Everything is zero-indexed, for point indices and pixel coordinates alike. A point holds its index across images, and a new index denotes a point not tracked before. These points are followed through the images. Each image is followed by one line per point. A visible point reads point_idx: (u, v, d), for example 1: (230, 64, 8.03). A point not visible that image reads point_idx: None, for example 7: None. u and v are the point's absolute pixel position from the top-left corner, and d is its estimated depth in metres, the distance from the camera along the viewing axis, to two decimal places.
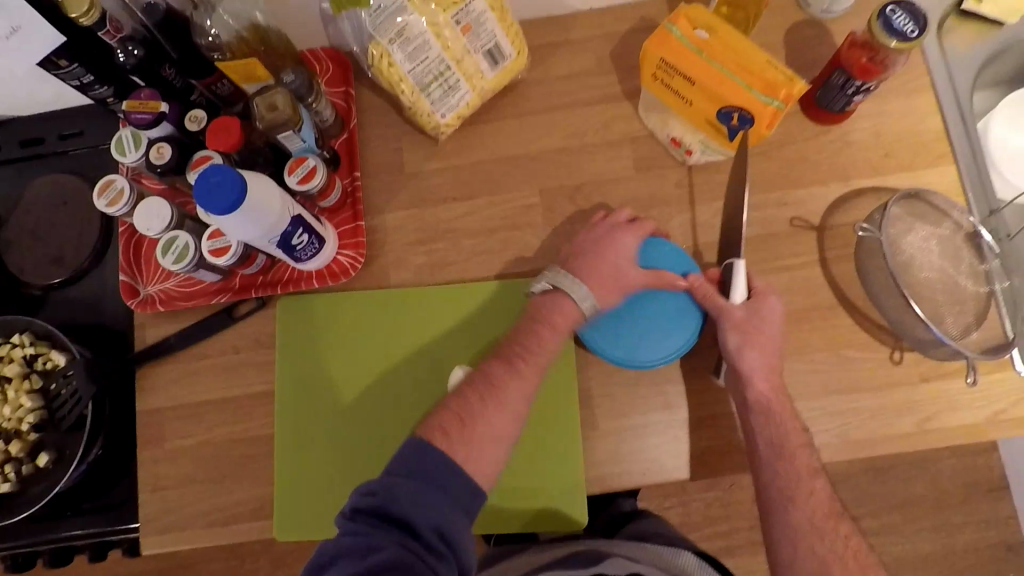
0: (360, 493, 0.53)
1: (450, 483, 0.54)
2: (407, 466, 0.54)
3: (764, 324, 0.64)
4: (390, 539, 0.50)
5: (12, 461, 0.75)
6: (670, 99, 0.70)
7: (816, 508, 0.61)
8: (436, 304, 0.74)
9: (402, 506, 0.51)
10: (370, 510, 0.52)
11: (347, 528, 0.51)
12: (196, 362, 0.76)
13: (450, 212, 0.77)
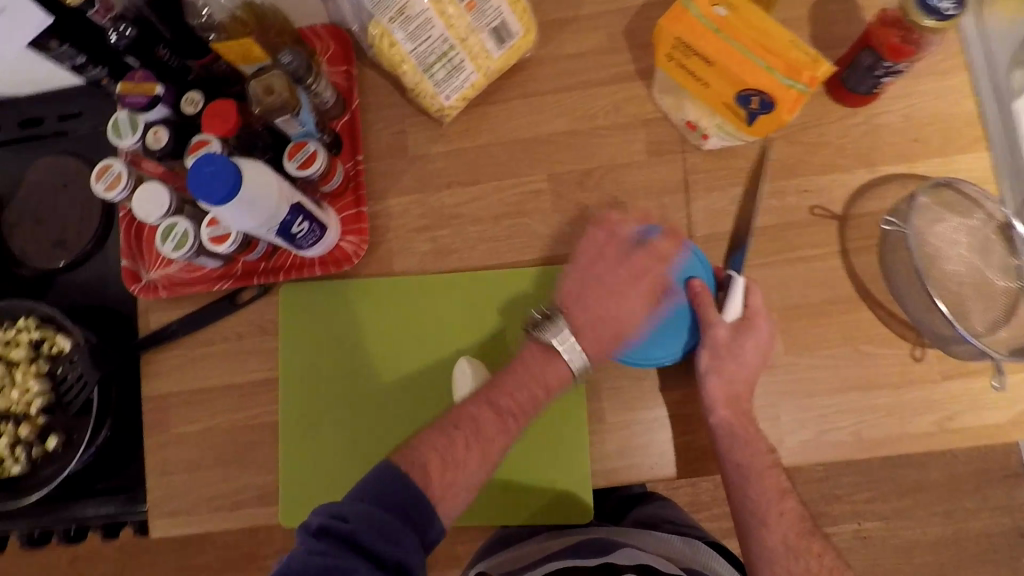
0: (331, 513, 0.51)
1: (417, 518, 0.53)
2: (378, 496, 0.53)
3: (740, 351, 0.63)
4: (357, 568, 0.48)
5: (22, 444, 0.76)
6: (684, 79, 0.66)
7: (788, 529, 0.62)
8: (444, 297, 0.72)
9: (375, 537, 0.49)
10: (339, 536, 0.49)
11: (313, 547, 0.49)
12: (199, 348, 0.76)
13: (455, 198, 0.74)
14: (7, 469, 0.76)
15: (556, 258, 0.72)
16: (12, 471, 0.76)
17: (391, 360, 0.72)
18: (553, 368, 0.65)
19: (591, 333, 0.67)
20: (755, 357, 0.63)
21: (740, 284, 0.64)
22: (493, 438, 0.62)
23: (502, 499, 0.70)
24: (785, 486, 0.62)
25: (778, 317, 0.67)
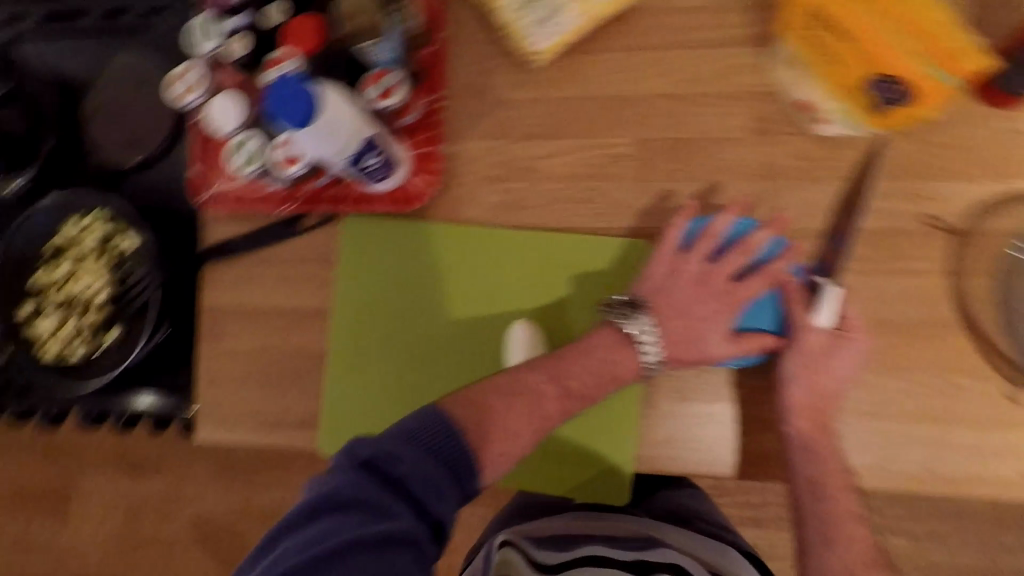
0: (381, 449, 0.50)
1: (461, 472, 0.53)
2: (428, 443, 0.52)
3: (828, 364, 0.60)
4: (403, 510, 0.47)
5: (82, 335, 0.79)
6: (815, 54, 0.61)
7: (852, 552, 0.60)
8: (509, 257, 0.69)
9: (422, 485, 0.49)
10: (387, 475, 0.49)
11: (360, 480, 0.48)
12: (258, 268, 0.76)
13: (534, 150, 0.70)
14: (66, 357, 0.78)
15: (632, 231, 0.67)
16: (71, 360, 0.78)
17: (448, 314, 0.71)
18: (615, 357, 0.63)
19: (671, 332, 0.64)
20: (841, 368, 0.60)
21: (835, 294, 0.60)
22: (545, 408, 0.62)
23: (537, 466, 0.69)
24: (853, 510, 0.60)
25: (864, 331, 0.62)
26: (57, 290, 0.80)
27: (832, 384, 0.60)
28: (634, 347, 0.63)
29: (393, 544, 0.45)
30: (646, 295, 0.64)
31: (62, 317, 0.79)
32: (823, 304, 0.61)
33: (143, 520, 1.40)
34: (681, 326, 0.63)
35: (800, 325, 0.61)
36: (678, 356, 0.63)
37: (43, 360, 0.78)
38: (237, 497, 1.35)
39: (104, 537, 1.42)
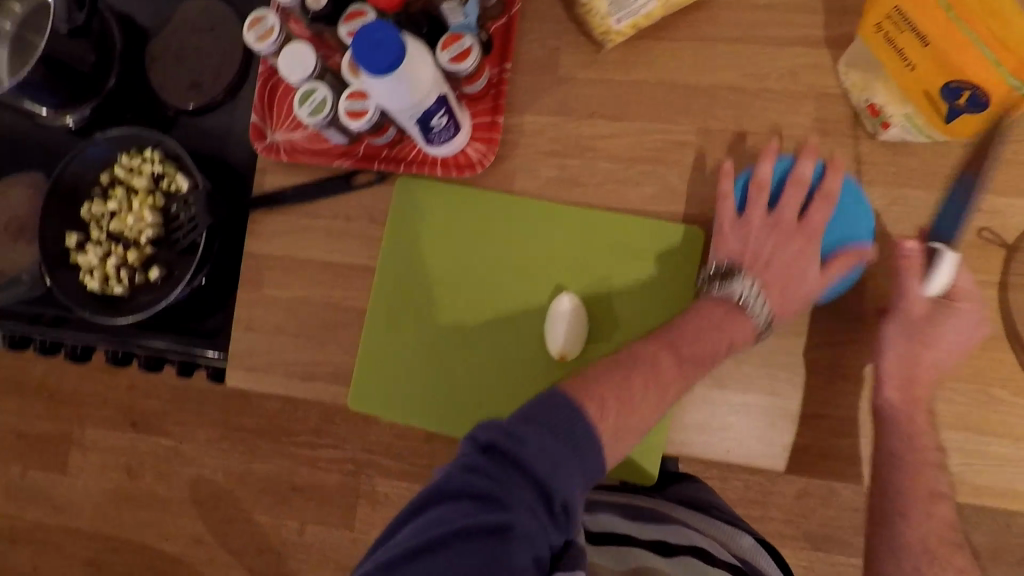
0: (499, 430, 0.50)
1: (584, 448, 0.51)
2: (546, 425, 0.50)
3: (940, 331, 0.60)
4: (519, 496, 0.47)
5: (127, 268, 0.80)
6: (887, 57, 0.59)
7: (930, 530, 0.59)
8: (561, 236, 0.70)
9: (540, 467, 0.48)
10: (508, 458, 0.49)
11: (478, 463, 0.49)
12: (307, 219, 0.76)
13: (594, 129, 0.71)
14: (110, 287, 0.80)
15: (684, 218, 0.68)
16: (113, 291, 0.80)
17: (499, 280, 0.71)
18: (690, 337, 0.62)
19: (769, 281, 0.64)
20: (951, 334, 0.60)
21: (952, 259, 0.59)
22: (665, 377, 0.61)
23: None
24: (938, 489, 0.59)
25: None
26: (106, 223, 0.81)
27: (940, 348, 0.60)
28: (739, 307, 0.63)
29: (505, 531, 0.45)
30: (731, 257, 0.64)
31: (110, 248, 0.81)
32: (937, 267, 0.59)
33: (139, 478, 1.37)
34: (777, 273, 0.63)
35: (911, 293, 0.60)
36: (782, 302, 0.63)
37: (88, 288, 0.80)
38: (239, 462, 1.34)
39: (96, 491, 1.39)
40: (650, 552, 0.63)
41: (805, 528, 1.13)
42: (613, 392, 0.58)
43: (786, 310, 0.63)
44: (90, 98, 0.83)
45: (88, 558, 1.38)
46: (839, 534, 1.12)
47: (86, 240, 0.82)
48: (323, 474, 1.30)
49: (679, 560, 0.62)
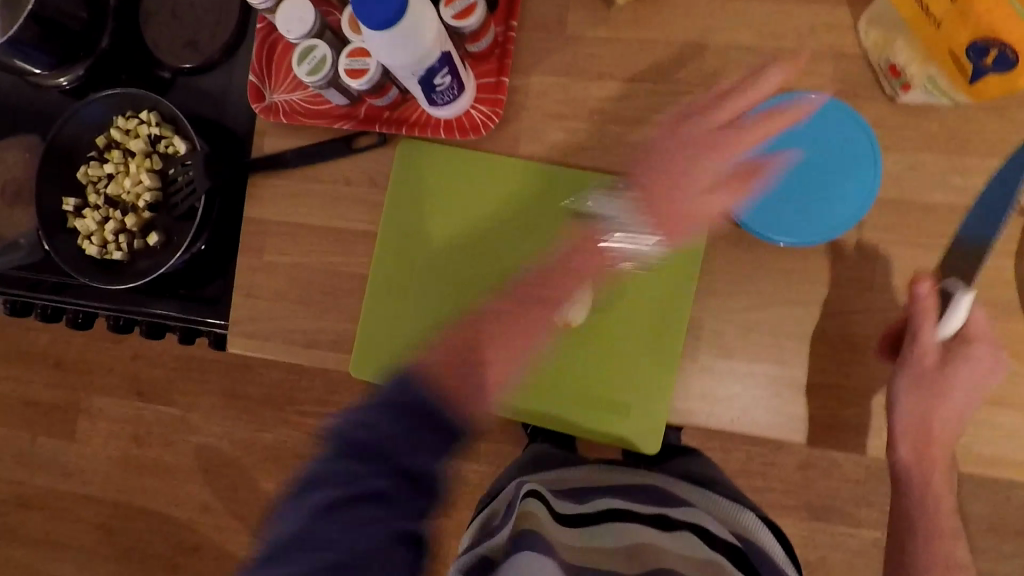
0: (355, 420, 0.53)
1: (437, 422, 0.53)
2: (403, 411, 0.53)
3: (957, 373, 0.57)
4: (381, 475, 0.51)
5: (126, 233, 0.79)
6: (911, 14, 0.57)
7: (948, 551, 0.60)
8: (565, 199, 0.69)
9: (398, 450, 0.51)
10: (361, 446, 0.51)
11: (341, 452, 0.51)
12: (307, 184, 0.75)
13: (602, 91, 0.68)
14: (108, 254, 0.79)
15: None
16: (113, 256, 0.79)
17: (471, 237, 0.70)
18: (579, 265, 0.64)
19: (651, 202, 0.63)
20: (972, 374, 0.57)
21: (967, 299, 0.55)
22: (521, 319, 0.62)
23: (561, 404, 0.69)
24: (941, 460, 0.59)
25: None
26: (104, 187, 0.80)
27: (960, 394, 0.57)
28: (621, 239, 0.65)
29: (376, 509, 0.50)
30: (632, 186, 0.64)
31: (109, 213, 0.80)
32: (954, 309, 0.55)
33: (145, 446, 1.39)
34: (659, 205, 0.63)
35: (925, 338, 0.56)
36: (652, 226, 0.64)
37: (87, 253, 0.79)
38: (244, 431, 1.35)
39: (103, 458, 1.40)
40: (649, 526, 0.62)
41: (806, 499, 1.14)
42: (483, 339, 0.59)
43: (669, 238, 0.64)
44: (84, 58, 0.80)
45: (97, 524, 1.40)
46: (838, 503, 1.12)
47: (84, 205, 0.81)
48: None
49: (677, 534, 0.60)
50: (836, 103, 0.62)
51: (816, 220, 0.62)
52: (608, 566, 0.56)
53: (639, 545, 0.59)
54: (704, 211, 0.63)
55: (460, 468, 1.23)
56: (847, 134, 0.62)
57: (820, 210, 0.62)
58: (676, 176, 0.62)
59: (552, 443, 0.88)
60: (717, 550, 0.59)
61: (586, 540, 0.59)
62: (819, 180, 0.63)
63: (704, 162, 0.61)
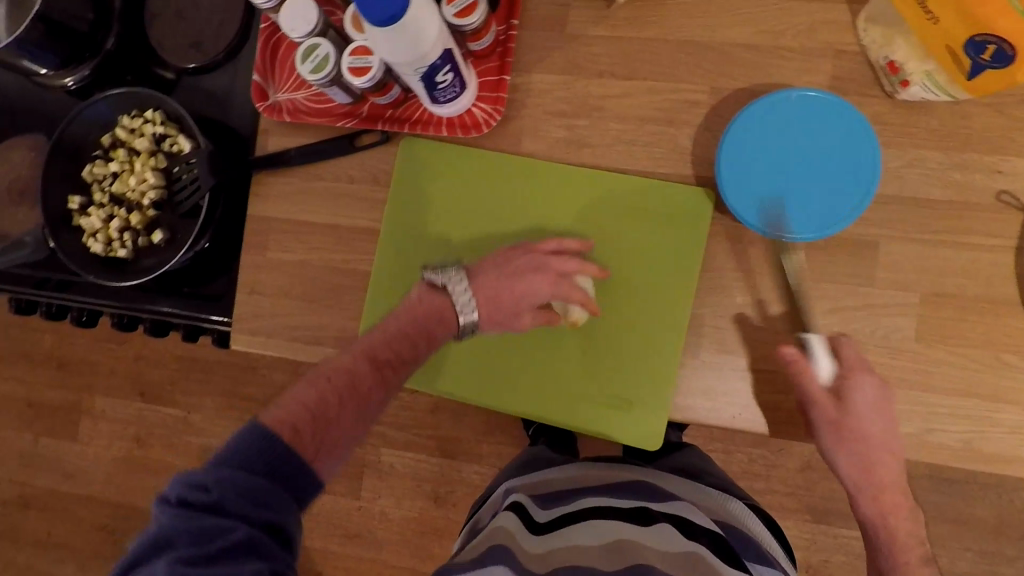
0: (188, 484, 0.46)
1: (293, 472, 0.49)
2: (262, 465, 0.48)
3: (854, 407, 0.60)
4: (237, 522, 0.45)
5: (130, 231, 0.80)
6: (909, 11, 0.57)
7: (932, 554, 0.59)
8: (572, 196, 0.69)
9: (243, 501, 0.46)
10: (200, 509, 0.45)
11: (178, 519, 0.45)
12: (310, 181, 0.75)
13: (602, 89, 0.69)
14: (113, 251, 0.80)
15: (694, 179, 0.67)
16: (117, 253, 0.79)
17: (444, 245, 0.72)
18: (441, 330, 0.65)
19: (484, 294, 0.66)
20: (878, 403, 0.60)
21: (817, 340, 0.61)
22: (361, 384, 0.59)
23: (565, 400, 0.69)
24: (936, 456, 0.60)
25: (917, 302, 0.62)
26: (109, 185, 0.81)
27: (874, 425, 0.60)
28: (449, 300, 0.66)
29: (237, 563, 0.43)
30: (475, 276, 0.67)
31: (113, 211, 0.81)
32: (811, 354, 0.61)
33: (147, 446, 1.39)
34: (491, 293, 0.66)
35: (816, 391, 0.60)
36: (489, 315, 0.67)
37: (91, 251, 0.80)
38: None
39: (105, 460, 1.41)
40: (629, 522, 0.61)
41: (807, 501, 1.13)
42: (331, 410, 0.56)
43: (485, 321, 0.67)
44: (89, 59, 0.81)
45: (98, 526, 1.40)
46: (841, 505, 1.12)
47: (89, 203, 0.82)
48: None
49: (656, 528, 0.60)
50: (838, 99, 0.61)
51: (810, 215, 0.62)
52: (584, 562, 0.56)
53: (615, 540, 0.58)
54: (516, 304, 0.66)
55: (460, 470, 1.23)
56: (845, 128, 0.61)
57: (815, 205, 0.62)
58: (522, 290, 0.65)
59: (550, 446, 0.88)
60: (697, 542, 0.59)
61: (563, 541, 0.59)
62: (807, 175, 0.62)
63: (546, 270, 0.65)
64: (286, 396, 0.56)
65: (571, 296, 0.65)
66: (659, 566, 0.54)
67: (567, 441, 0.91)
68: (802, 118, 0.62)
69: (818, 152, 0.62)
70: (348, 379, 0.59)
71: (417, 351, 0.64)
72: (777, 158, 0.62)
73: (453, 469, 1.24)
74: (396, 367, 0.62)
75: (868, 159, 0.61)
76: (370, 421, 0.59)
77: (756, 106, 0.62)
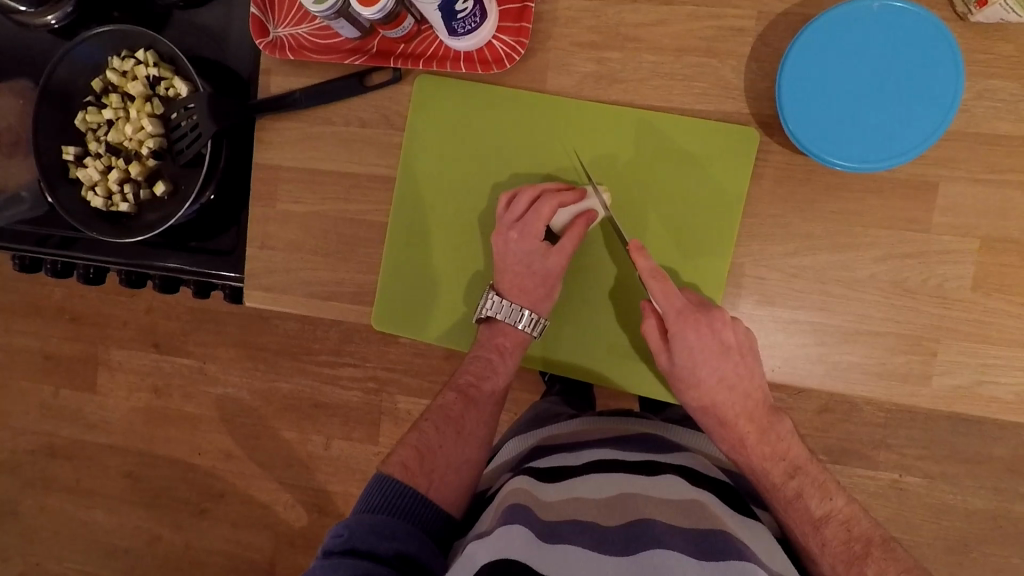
0: (330, 536, 0.54)
1: (405, 505, 0.58)
2: (388, 507, 0.57)
3: (676, 342, 0.60)
4: (380, 552, 0.53)
5: (131, 182, 0.75)
6: None
7: None
8: (608, 144, 0.64)
9: (374, 537, 0.53)
10: (345, 550, 0.52)
11: (328, 564, 0.51)
12: (319, 126, 0.70)
13: (637, 16, 0.62)
14: (114, 205, 0.75)
15: (737, 115, 0.61)
16: (119, 208, 0.75)
17: (466, 194, 0.69)
18: (509, 334, 0.67)
19: (536, 297, 0.66)
20: (705, 341, 0.60)
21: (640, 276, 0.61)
22: (455, 413, 0.68)
23: (592, 351, 0.67)
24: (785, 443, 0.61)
25: (978, 249, 0.58)
26: (104, 134, 0.76)
27: (704, 360, 0.60)
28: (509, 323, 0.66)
29: None
30: (505, 277, 0.66)
31: (112, 161, 0.76)
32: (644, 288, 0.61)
33: (166, 397, 1.40)
34: (521, 282, 0.65)
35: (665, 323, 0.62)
36: (543, 305, 0.66)
37: (92, 206, 0.76)
38: (262, 383, 1.35)
39: (126, 410, 1.42)
40: (634, 473, 0.58)
41: None
42: (431, 446, 0.65)
43: (545, 308, 0.66)
44: None
45: (124, 473, 1.42)
46: None
47: (85, 153, 0.77)
48: (343, 394, 1.31)
49: (664, 479, 0.57)
50: (924, 13, 0.53)
51: (878, 140, 0.55)
52: (587, 516, 0.52)
53: (619, 495, 0.55)
54: (538, 270, 0.65)
55: None
56: (918, 53, 0.54)
57: (886, 128, 0.55)
58: (517, 259, 0.65)
59: (564, 401, 0.82)
60: (705, 491, 0.57)
61: (569, 493, 0.56)
62: (874, 99, 0.55)
63: (512, 234, 0.64)
64: (404, 441, 0.67)
65: (544, 217, 0.63)
66: (661, 518, 0.51)
67: (581, 389, 0.86)
68: (861, 35, 0.55)
69: (879, 79, 0.55)
70: (444, 414, 0.68)
71: (491, 365, 0.68)
72: (847, 75, 0.56)
73: None
74: (478, 386, 0.69)
75: (946, 81, 0.54)
76: (478, 442, 0.68)
77: (826, 16, 0.55)
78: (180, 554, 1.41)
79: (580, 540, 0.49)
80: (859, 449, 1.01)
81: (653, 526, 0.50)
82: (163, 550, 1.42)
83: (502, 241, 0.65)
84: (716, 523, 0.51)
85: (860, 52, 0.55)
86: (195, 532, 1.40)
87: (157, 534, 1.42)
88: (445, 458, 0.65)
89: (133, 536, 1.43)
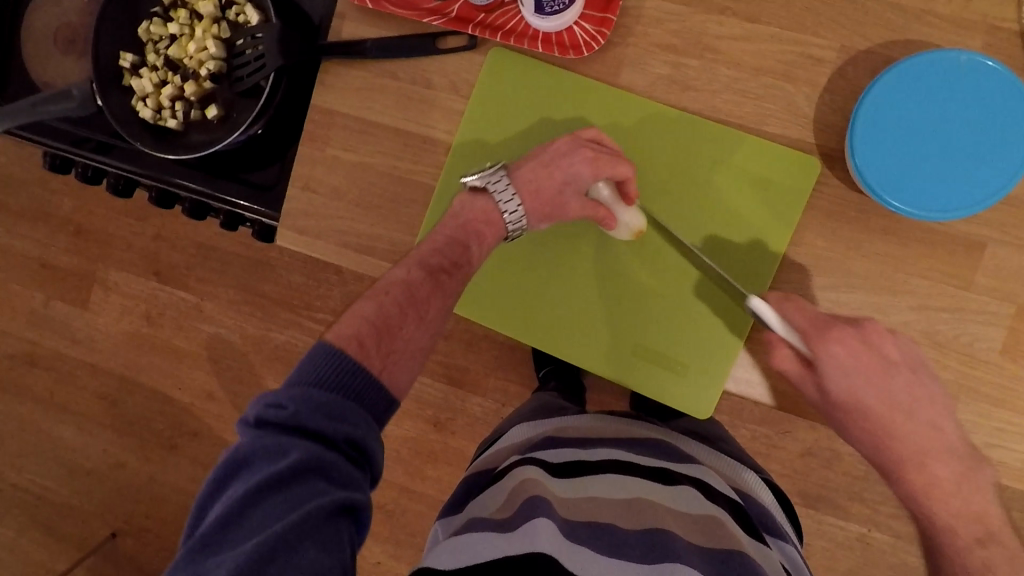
0: (265, 403, 0.48)
1: (363, 388, 0.50)
2: (336, 381, 0.49)
3: (826, 366, 0.57)
4: (318, 438, 0.47)
5: (183, 101, 0.75)
6: None
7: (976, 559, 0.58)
8: (672, 144, 0.64)
9: (317, 420, 0.47)
10: (280, 426, 0.47)
11: (258, 437, 0.47)
12: (382, 79, 0.70)
13: (721, 28, 0.63)
14: (163, 120, 0.75)
15: (801, 143, 0.62)
16: (167, 123, 0.75)
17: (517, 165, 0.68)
18: (492, 226, 0.62)
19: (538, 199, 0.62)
20: (860, 356, 0.57)
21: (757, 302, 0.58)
22: None
23: (610, 347, 0.67)
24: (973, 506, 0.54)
25: (1011, 315, 0.59)
26: (164, 48, 0.76)
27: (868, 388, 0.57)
28: (495, 202, 0.62)
29: (325, 463, 0.46)
30: (523, 175, 0.63)
31: (168, 76, 0.75)
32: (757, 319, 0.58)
33: (158, 326, 1.38)
34: (535, 187, 0.62)
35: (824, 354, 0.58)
36: None
37: (140, 116, 0.75)
38: (257, 328, 1.34)
39: (115, 332, 1.40)
40: (651, 480, 0.58)
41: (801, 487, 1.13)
42: None
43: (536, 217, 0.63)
44: None
45: (102, 394, 1.41)
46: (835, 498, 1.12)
47: (141, 63, 0.76)
48: None
49: (681, 489, 0.58)
50: (1009, 75, 0.54)
51: (938, 189, 0.56)
52: (605, 516, 0.53)
53: (637, 500, 0.55)
54: (563, 194, 0.62)
55: (465, 400, 1.11)
56: (996, 114, 0.55)
57: (950, 180, 0.56)
58: (563, 171, 0.61)
59: (565, 396, 0.82)
60: (720, 507, 0.57)
61: (586, 491, 0.56)
62: (944, 150, 0.56)
63: (585, 151, 0.61)
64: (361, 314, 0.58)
65: (611, 170, 0.61)
66: (679, 533, 0.52)
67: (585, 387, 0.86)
68: (946, 86, 0.55)
69: (951, 131, 0.56)
70: None
71: (469, 252, 0.60)
72: (925, 120, 0.56)
73: (458, 398, 1.11)
74: (451, 272, 0.59)
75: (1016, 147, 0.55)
76: (437, 328, 0.58)
77: (913, 61, 0.55)
78: (144, 484, 1.40)
79: (603, 544, 0.49)
80: (836, 499, 1.01)
81: (673, 539, 0.50)
82: (128, 478, 1.41)
83: (556, 153, 0.62)
84: (733, 543, 0.52)
85: (941, 101, 0.56)
86: (163, 465, 1.39)
87: (124, 461, 1.41)
88: (403, 342, 0.55)
89: (100, 459, 1.42)
